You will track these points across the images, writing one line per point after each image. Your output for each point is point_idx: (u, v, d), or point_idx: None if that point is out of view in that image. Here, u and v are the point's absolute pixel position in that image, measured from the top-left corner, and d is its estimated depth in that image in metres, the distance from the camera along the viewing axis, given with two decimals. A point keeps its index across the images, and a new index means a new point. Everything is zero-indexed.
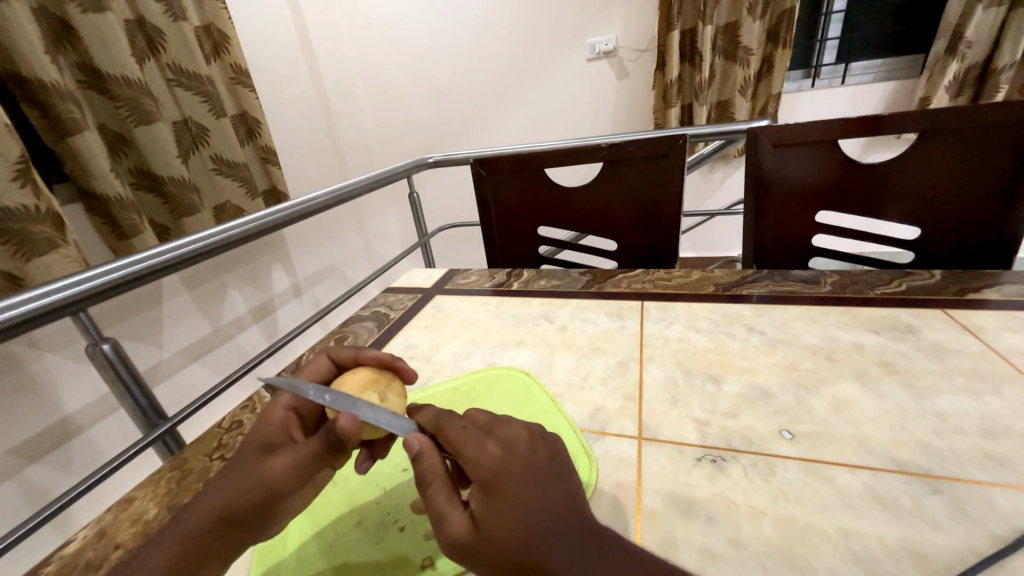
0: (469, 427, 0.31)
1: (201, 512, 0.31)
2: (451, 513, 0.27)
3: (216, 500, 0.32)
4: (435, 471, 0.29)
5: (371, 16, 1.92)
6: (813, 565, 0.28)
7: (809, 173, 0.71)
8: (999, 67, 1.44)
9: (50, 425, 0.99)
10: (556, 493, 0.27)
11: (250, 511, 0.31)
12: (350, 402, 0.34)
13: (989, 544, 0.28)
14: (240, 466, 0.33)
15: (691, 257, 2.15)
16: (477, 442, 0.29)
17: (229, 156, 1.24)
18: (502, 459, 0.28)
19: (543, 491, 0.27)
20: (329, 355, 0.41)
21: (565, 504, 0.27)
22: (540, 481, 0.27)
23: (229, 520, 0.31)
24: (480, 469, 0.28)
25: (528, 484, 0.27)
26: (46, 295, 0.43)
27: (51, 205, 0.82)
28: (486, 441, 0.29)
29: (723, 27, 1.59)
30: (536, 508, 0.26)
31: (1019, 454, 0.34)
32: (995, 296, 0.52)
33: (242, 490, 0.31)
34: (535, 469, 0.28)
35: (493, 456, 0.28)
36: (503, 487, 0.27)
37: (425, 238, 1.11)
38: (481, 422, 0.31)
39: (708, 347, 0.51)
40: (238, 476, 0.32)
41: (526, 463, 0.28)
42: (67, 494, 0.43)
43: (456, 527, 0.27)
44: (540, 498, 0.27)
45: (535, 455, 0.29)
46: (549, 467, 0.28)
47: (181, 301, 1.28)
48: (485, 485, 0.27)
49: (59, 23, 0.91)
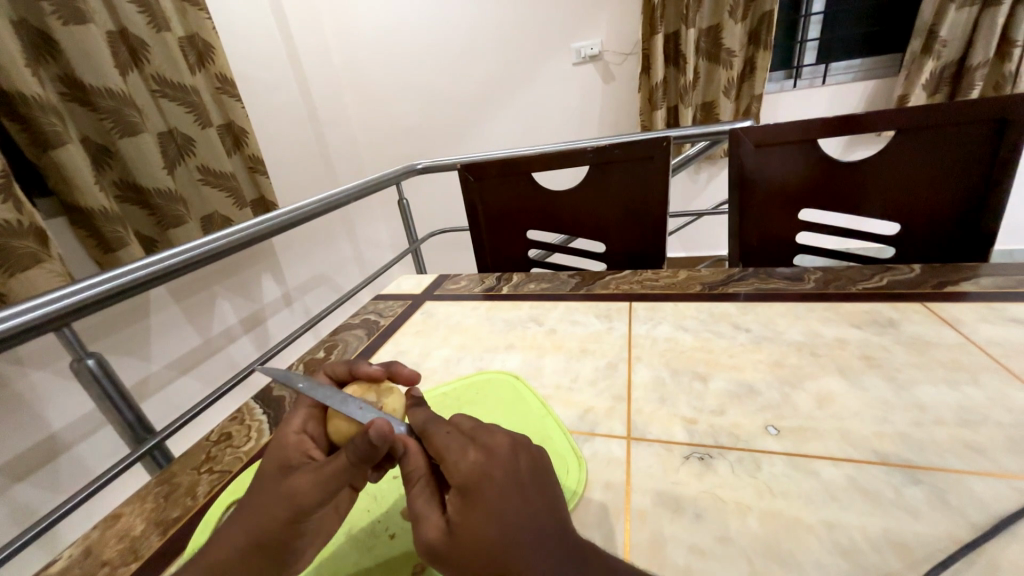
0: (452, 432, 0.31)
1: (226, 542, 0.31)
2: (428, 515, 0.28)
3: (240, 527, 0.31)
4: (420, 472, 0.30)
5: (358, 23, 1.93)
6: (799, 559, 0.29)
7: (791, 173, 0.72)
8: (972, 65, 1.48)
9: (36, 443, 0.97)
10: (534, 503, 0.27)
11: (278, 534, 0.30)
12: (341, 400, 0.36)
13: (967, 531, 0.29)
14: (260, 489, 0.32)
15: (681, 257, 2.17)
16: (459, 447, 0.29)
17: (216, 166, 1.23)
18: (481, 468, 0.28)
19: (519, 504, 0.27)
20: (330, 372, 0.41)
21: (539, 512, 0.27)
22: (518, 488, 0.27)
23: (254, 545, 0.30)
24: (459, 474, 0.28)
25: (502, 494, 0.27)
26: (18, 315, 0.42)
27: (33, 220, 0.81)
28: (468, 448, 0.29)
29: (706, 29, 1.62)
30: (509, 518, 0.26)
31: (997, 443, 0.35)
32: (972, 288, 0.53)
33: (265, 512, 0.31)
34: (510, 476, 0.28)
35: (472, 463, 0.28)
36: (479, 495, 0.26)
37: (415, 243, 1.09)
38: (465, 429, 0.31)
39: (696, 346, 0.51)
40: (264, 499, 0.31)
41: (505, 475, 0.28)
42: (52, 513, 0.43)
43: (431, 530, 0.27)
44: (516, 508, 0.26)
45: (516, 464, 0.29)
46: (529, 475, 0.29)
47: (168, 313, 1.26)
48: (462, 491, 0.27)
49: (39, 35, 0.90)
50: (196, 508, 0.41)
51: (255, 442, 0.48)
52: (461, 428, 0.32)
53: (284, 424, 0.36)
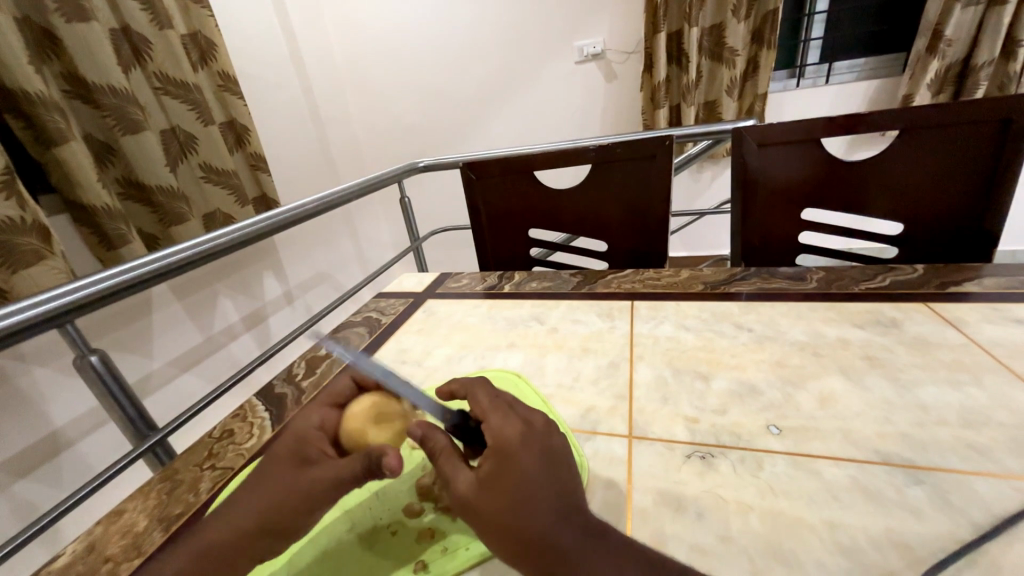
0: (493, 402, 0.32)
1: (231, 524, 0.31)
2: (459, 474, 0.29)
3: (250, 511, 0.31)
4: (442, 447, 0.30)
5: (360, 20, 1.92)
6: (801, 559, 0.29)
7: (793, 172, 0.72)
8: (977, 65, 1.48)
9: (39, 439, 0.98)
10: (563, 472, 0.28)
11: (285, 522, 0.31)
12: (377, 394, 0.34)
13: (968, 531, 0.29)
14: (268, 475, 0.32)
15: (683, 257, 2.17)
16: (502, 414, 0.31)
17: (218, 164, 1.24)
18: (520, 435, 0.29)
19: (553, 471, 0.28)
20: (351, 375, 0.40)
21: (567, 480, 0.28)
22: (549, 459, 0.29)
23: (261, 530, 0.31)
24: (501, 437, 0.29)
25: (538, 456, 0.28)
26: (23, 310, 0.42)
27: (36, 216, 0.81)
28: (511, 415, 0.31)
29: (709, 28, 1.61)
30: (543, 478, 0.27)
31: (1000, 444, 0.34)
32: (976, 289, 0.53)
33: (278, 500, 0.31)
34: (544, 446, 0.29)
35: (516, 429, 0.30)
36: (515, 454, 0.28)
37: (417, 241, 1.09)
38: (507, 399, 0.33)
39: (697, 345, 0.51)
40: (274, 488, 0.32)
41: (540, 443, 0.29)
42: (55, 509, 0.43)
43: (463, 484, 0.28)
44: (551, 472, 0.28)
45: (549, 436, 0.30)
46: (561, 449, 0.30)
47: (170, 310, 1.26)
48: (497, 452, 0.28)
49: (42, 32, 0.90)
50: (197, 505, 0.41)
51: (257, 438, 0.48)
52: (502, 398, 0.33)
53: (301, 417, 0.36)
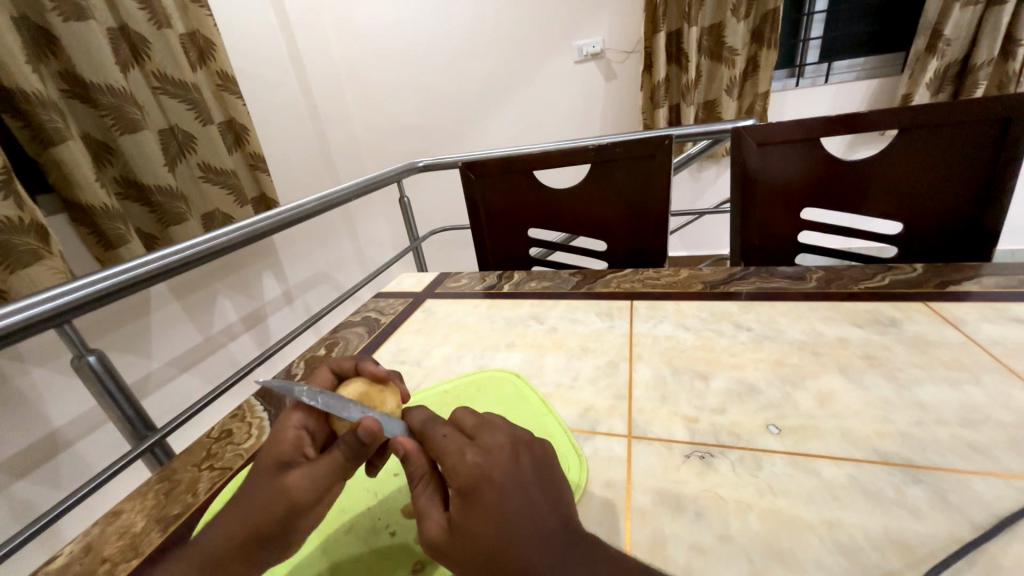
0: (451, 435, 0.30)
1: (217, 534, 0.31)
2: (431, 513, 0.28)
3: (233, 518, 0.31)
4: (422, 471, 0.30)
5: (359, 20, 1.92)
6: (800, 559, 0.29)
7: (794, 171, 0.72)
8: (976, 64, 1.48)
9: (37, 439, 0.98)
10: (535, 501, 0.27)
11: (267, 528, 0.31)
12: (342, 404, 0.34)
13: (967, 530, 0.29)
14: (253, 484, 0.32)
15: (683, 256, 2.17)
16: (458, 449, 0.29)
17: (216, 163, 1.23)
18: (480, 468, 0.28)
19: (523, 502, 0.27)
20: (332, 368, 0.40)
21: (543, 508, 0.27)
22: (521, 487, 0.28)
23: (244, 540, 0.31)
24: (459, 478, 0.28)
25: (500, 496, 0.27)
26: (23, 310, 0.42)
27: (35, 216, 0.81)
28: (467, 449, 0.29)
29: (708, 28, 1.61)
30: (510, 519, 0.26)
31: (998, 443, 0.35)
32: (975, 288, 0.53)
33: (258, 509, 0.31)
34: (514, 474, 0.28)
35: (470, 464, 0.28)
36: (479, 494, 0.27)
37: (417, 240, 1.08)
38: (466, 427, 0.31)
39: (696, 345, 0.51)
40: (255, 493, 0.31)
41: (504, 475, 0.28)
42: (53, 511, 0.43)
43: (435, 528, 0.27)
44: (517, 506, 0.27)
45: (516, 464, 0.29)
46: (531, 473, 0.29)
47: (169, 310, 1.26)
48: (462, 494, 0.27)
49: (39, 31, 0.90)
50: (196, 506, 0.41)
51: (255, 439, 0.48)
52: (460, 426, 0.32)
53: (284, 417, 0.35)
